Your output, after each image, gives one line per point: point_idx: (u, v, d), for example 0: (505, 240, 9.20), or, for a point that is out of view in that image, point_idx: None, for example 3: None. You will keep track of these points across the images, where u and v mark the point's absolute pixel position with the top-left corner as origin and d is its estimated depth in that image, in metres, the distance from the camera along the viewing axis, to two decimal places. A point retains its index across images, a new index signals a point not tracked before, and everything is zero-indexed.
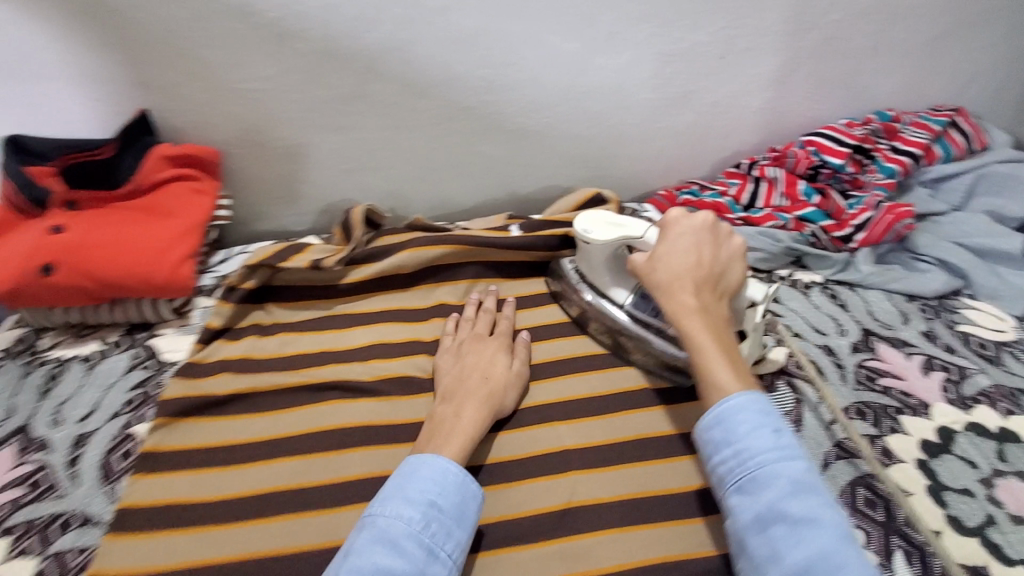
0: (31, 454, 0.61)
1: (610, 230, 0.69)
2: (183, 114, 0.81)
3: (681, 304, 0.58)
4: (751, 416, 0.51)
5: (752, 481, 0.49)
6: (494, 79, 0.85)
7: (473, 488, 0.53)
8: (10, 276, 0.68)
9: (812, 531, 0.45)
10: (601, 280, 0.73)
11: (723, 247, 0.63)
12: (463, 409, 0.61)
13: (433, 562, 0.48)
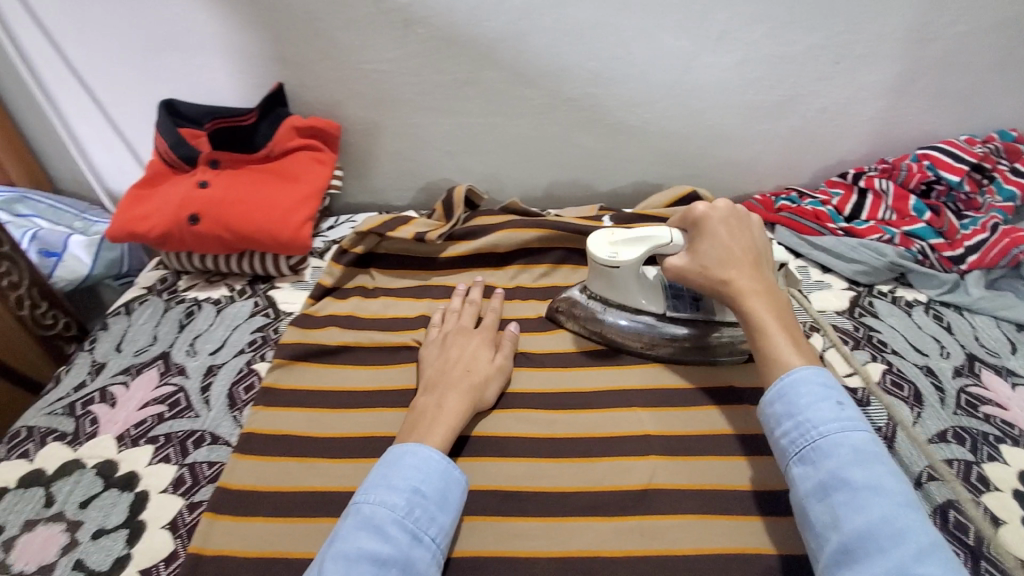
0: (171, 377, 0.69)
1: (634, 245, 0.66)
2: (312, 89, 0.88)
3: (739, 292, 0.58)
4: (814, 388, 0.50)
5: (813, 451, 0.48)
6: (601, 72, 0.87)
7: (455, 473, 0.53)
8: (165, 223, 0.78)
9: (875, 498, 0.44)
10: (626, 300, 0.70)
11: (755, 231, 0.63)
12: (446, 399, 0.60)
13: (419, 547, 0.48)
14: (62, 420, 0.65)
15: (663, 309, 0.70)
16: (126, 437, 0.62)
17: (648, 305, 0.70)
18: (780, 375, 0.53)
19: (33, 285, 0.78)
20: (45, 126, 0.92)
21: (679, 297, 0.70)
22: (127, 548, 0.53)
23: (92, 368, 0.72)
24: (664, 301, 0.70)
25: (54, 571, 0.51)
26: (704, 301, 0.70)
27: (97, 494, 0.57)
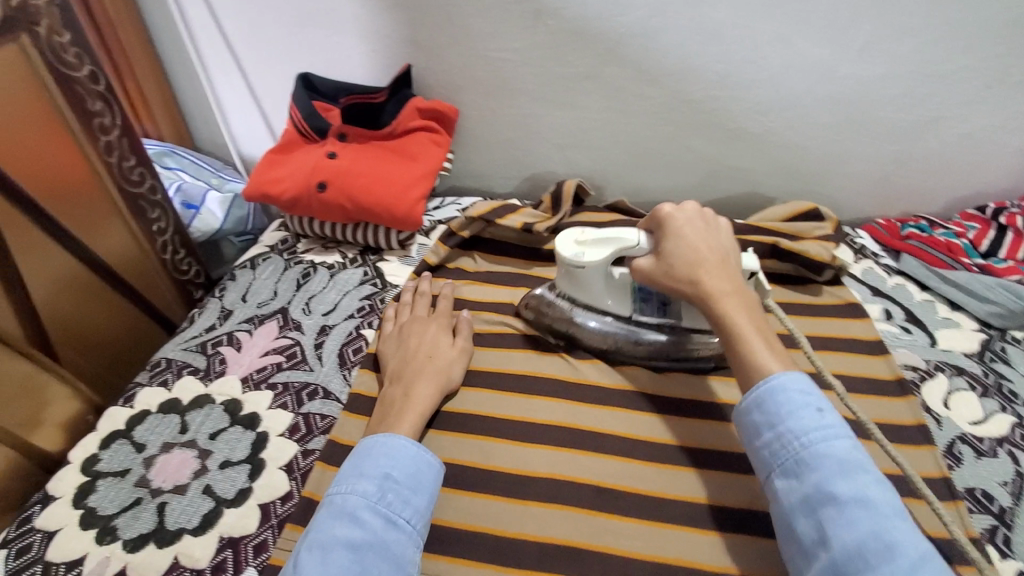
0: (288, 331, 0.74)
1: (601, 247, 0.63)
2: (437, 72, 0.91)
3: (712, 298, 0.55)
4: (793, 396, 0.48)
5: (797, 462, 0.45)
6: (728, 74, 0.84)
7: (428, 459, 0.54)
8: (295, 189, 0.83)
9: (863, 511, 0.41)
10: (594, 301, 0.68)
11: (724, 232, 0.60)
12: (414, 388, 0.61)
13: (396, 531, 0.49)
14: (194, 356, 0.70)
15: (631, 313, 0.67)
16: (249, 380, 0.67)
17: (616, 309, 0.67)
18: (760, 382, 0.50)
19: (176, 233, 0.85)
20: (195, 91, 1.01)
21: (646, 301, 0.66)
22: (249, 481, 0.57)
23: (221, 313, 0.78)
24: (631, 306, 0.67)
25: (187, 492, 0.56)
26: (672, 306, 0.65)
27: (225, 429, 0.62)
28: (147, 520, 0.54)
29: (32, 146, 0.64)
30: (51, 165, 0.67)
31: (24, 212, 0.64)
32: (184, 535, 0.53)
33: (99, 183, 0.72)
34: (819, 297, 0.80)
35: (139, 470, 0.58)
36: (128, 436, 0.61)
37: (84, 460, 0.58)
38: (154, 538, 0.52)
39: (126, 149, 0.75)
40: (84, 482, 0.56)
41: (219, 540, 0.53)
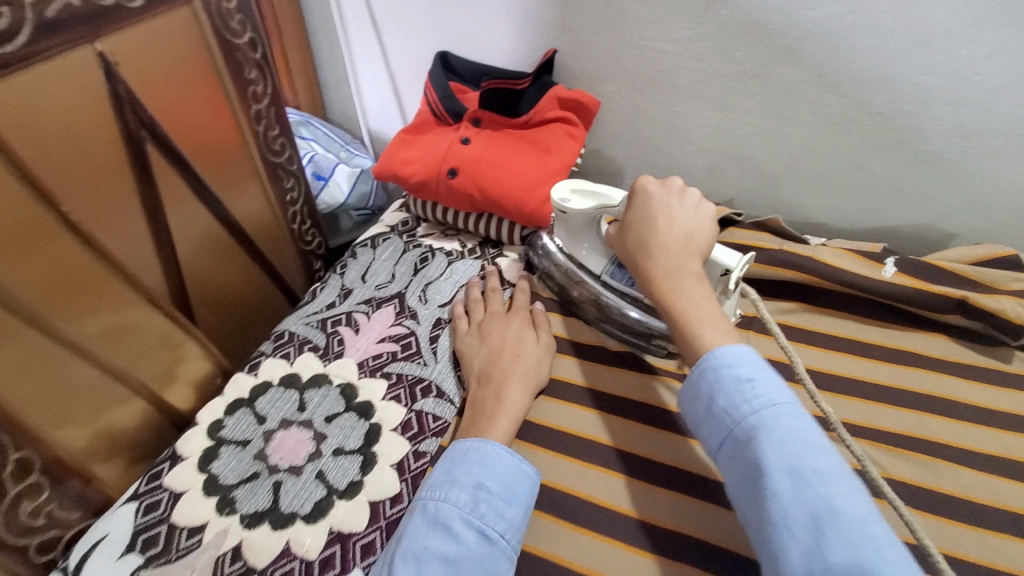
0: (404, 318, 0.72)
1: (587, 199, 0.66)
2: (583, 61, 0.84)
3: (652, 274, 0.53)
4: (728, 372, 0.46)
5: (732, 438, 0.45)
6: (929, 89, 0.70)
7: (522, 468, 0.51)
8: (425, 172, 0.81)
9: (790, 483, 0.40)
10: (575, 249, 0.71)
11: (700, 214, 0.55)
12: (505, 391, 0.59)
13: (488, 545, 0.46)
14: (314, 333, 0.70)
15: (602, 274, 0.69)
16: (365, 365, 0.66)
17: (591, 263, 0.70)
18: (696, 363, 0.49)
19: (304, 204, 0.86)
20: (335, 62, 1.02)
21: (621, 267, 0.67)
22: (361, 474, 0.56)
23: (340, 290, 0.77)
24: (604, 265, 0.68)
25: (301, 475, 0.55)
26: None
27: (340, 414, 0.61)
28: (263, 497, 0.53)
29: (193, 106, 0.64)
30: (208, 129, 0.67)
31: (177, 169, 0.63)
32: (297, 520, 0.52)
33: (245, 149, 0.73)
34: (1011, 365, 0.65)
35: (259, 443, 0.58)
36: (250, 405, 0.61)
37: (210, 424, 0.59)
38: (269, 518, 0.52)
39: (273, 119, 0.76)
40: (209, 446, 0.57)
41: (328, 534, 0.52)
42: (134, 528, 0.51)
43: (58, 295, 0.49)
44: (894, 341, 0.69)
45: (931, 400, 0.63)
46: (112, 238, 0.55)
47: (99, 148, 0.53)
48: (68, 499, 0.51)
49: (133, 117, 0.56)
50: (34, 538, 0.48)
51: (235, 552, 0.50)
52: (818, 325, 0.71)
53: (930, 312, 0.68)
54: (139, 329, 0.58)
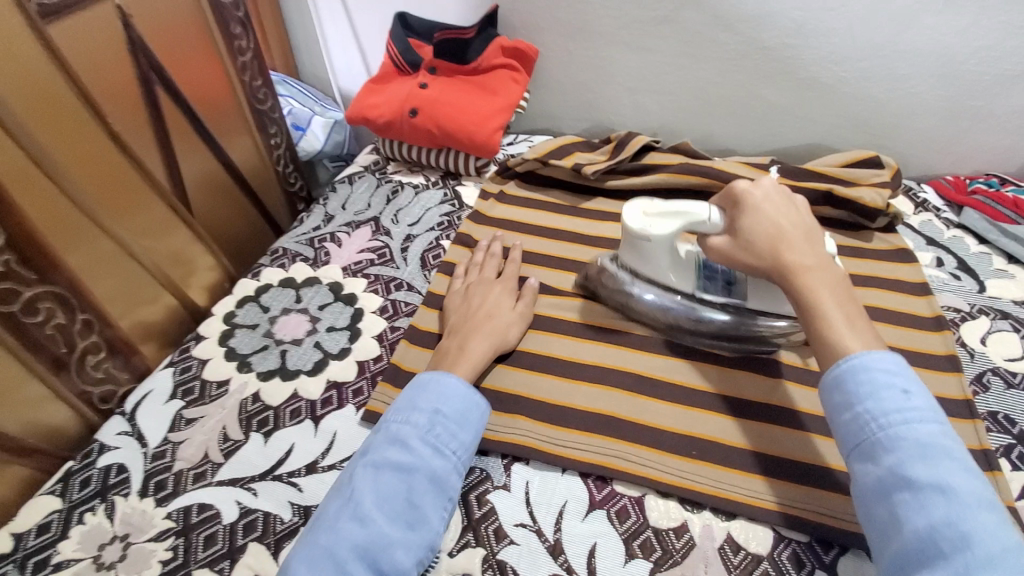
0: (380, 235, 0.86)
1: (670, 220, 0.61)
2: (522, 16, 0.98)
3: (797, 273, 0.53)
4: (879, 376, 0.47)
5: (877, 442, 0.45)
6: (804, 22, 0.86)
7: (476, 399, 0.57)
8: (391, 113, 0.94)
9: (942, 499, 0.40)
10: (655, 274, 0.66)
11: (802, 209, 0.58)
12: (470, 341, 0.62)
13: (443, 459, 0.52)
14: (305, 248, 0.84)
15: (694, 292, 0.65)
16: (348, 269, 0.80)
17: (677, 285, 0.65)
18: (840, 360, 0.49)
19: (286, 149, 0.99)
20: (306, 28, 1.13)
21: (711, 279, 0.65)
22: (350, 343, 0.70)
23: (324, 217, 0.90)
24: (695, 282, 0.65)
25: (302, 344, 0.70)
26: (739, 285, 0.64)
27: (330, 303, 0.75)
28: (273, 359, 0.68)
29: (192, 57, 0.77)
30: (205, 79, 0.80)
31: (183, 112, 0.76)
32: (301, 374, 0.66)
33: (236, 98, 0.86)
34: (870, 243, 0.82)
35: (265, 325, 0.72)
36: (256, 300, 0.75)
37: (225, 314, 0.73)
38: (280, 374, 0.66)
39: (256, 71, 0.88)
40: (226, 328, 0.71)
41: (327, 382, 0.66)
42: (174, 384, 0.65)
43: (105, 198, 0.62)
44: None
45: None
46: (145, 154, 0.69)
47: (122, 85, 0.65)
48: (120, 361, 0.64)
49: (145, 61, 0.68)
50: (98, 387, 0.62)
51: (255, 395, 0.64)
52: None
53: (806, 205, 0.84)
54: (167, 234, 0.72)
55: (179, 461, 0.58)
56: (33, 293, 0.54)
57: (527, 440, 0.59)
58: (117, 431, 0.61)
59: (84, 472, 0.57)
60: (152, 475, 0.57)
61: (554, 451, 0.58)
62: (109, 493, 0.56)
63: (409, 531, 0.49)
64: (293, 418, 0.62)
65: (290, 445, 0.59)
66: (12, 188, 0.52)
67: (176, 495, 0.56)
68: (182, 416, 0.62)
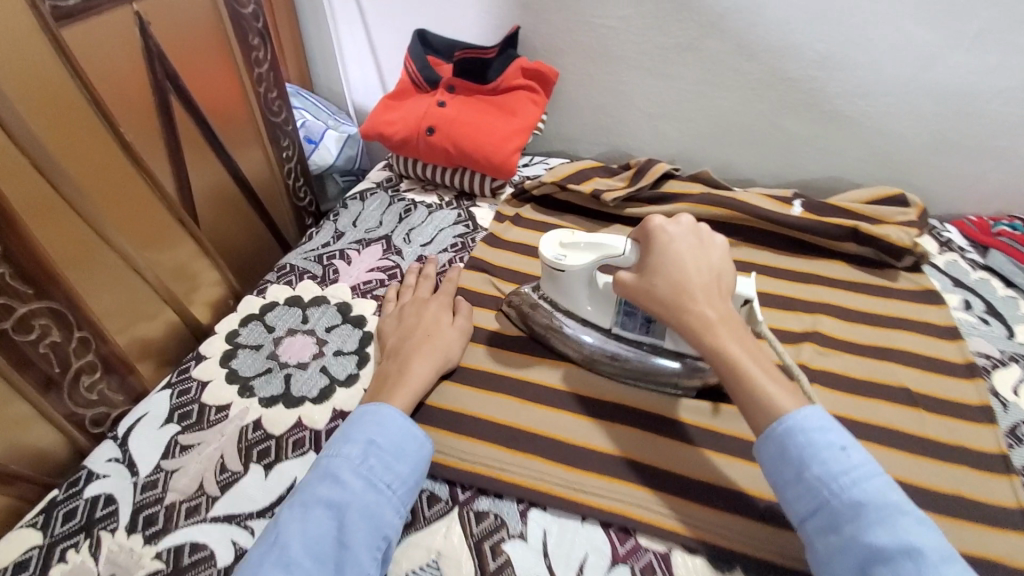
0: (390, 254, 0.84)
1: (586, 252, 0.61)
2: (543, 37, 0.97)
3: (702, 324, 0.51)
4: (814, 435, 0.46)
5: (834, 512, 0.43)
6: (830, 55, 0.85)
7: (414, 432, 0.54)
8: (407, 131, 0.92)
9: (913, 566, 0.39)
10: (573, 304, 0.65)
11: (717, 249, 0.56)
12: (410, 364, 0.61)
13: (376, 493, 0.49)
14: (313, 265, 0.81)
15: (612, 326, 0.64)
16: (357, 289, 0.77)
17: (597, 318, 0.64)
18: (774, 422, 0.47)
19: (297, 163, 0.97)
20: (321, 39, 1.11)
21: (629, 316, 0.63)
22: (357, 369, 0.66)
23: (334, 233, 0.88)
24: (613, 318, 0.64)
25: (308, 368, 0.66)
26: (657, 324, 0.61)
27: (338, 325, 0.72)
28: (277, 384, 0.64)
29: (208, 67, 0.75)
30: (220, 91, 0.77)
31: (196, 123, 0.73)
32: (306, 401, 0.63)
33: (250, 109, 0.84)
34: (896, 282, 0.80)
35: (269, 346, 0.69)
36: (261, 319, 0.72)
37: (227, 333, 0.70)
38: (283, 400, 0.63)
39: (272, 82, 0.87)
40: (228, 348, 0.68)
41: (333, 411, 0.62)
42: (170, 407, 0.61)
43: (112, 209, 0.60)
44: (803, 266, 0.82)
45: (831, 308, 0.76)
46: (155, 164, 0.67)
47: (135, 94, 0.63)
48: (115, 382, 0.61)
49: (160, 69, 0.66)
50: (91, 410, 0.59)
51: (256, 423, 0.60)
52: (741, 256, 0.83)
53: (831, 241, 0.82)
54: (172, 249, 0.69)
55: (172, 493, 0.54)
56: (27, 310, 0.51)
57: (544, 484, 0.56)
58: (107, 457, 0.57)
59: (68, 503, 0.53)
60: (142, 508, 0.53)
61: (572, 496, 0.55)
62: (94, 529, 0.51)
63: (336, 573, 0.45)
64: (296, 449, 0.58)
65: (292, 479, 0.56)
66: (27, 217, 0.51)
67: (167, 532, 0.52)
68: (177, 443, 0.58)
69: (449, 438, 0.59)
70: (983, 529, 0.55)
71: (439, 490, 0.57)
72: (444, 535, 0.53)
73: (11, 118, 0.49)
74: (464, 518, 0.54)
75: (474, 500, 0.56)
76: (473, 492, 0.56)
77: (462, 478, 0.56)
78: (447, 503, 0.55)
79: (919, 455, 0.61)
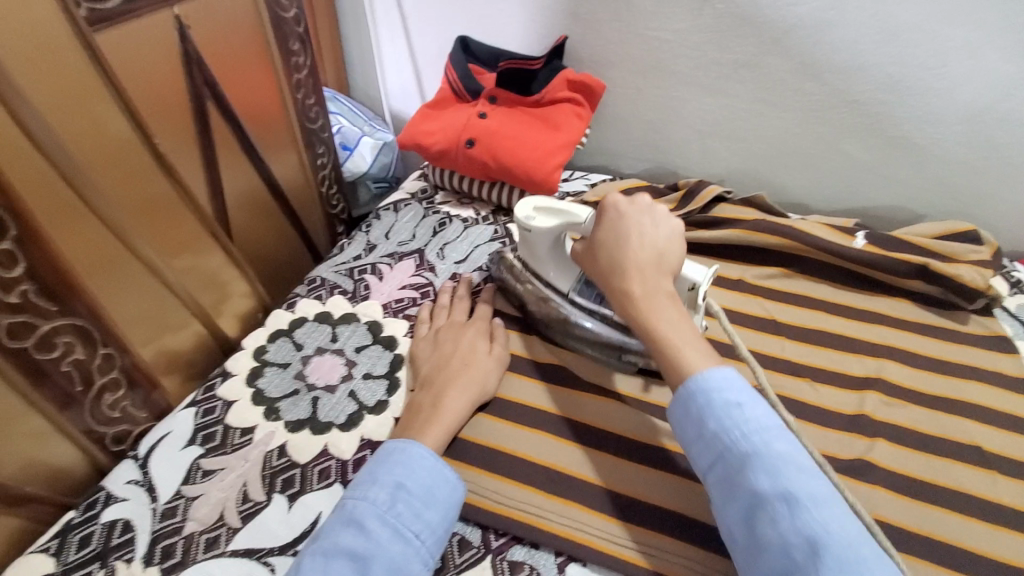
0: (424, 270, 0.80)
1: (552, 217, 0.64)
2: (590, 49, 0.93)
3: (626, 298, 0.51)
4: (716, 394, 0.47)
5: (724, 463, 0.45)
6: (902, 78, 0.79)
7: (444, 473, 0.51)
8: (446, 143, 0.89)
9: (786, 508, 0.41)
10: (537, 265, 0.68)
11: (669, 229, 0.54)
12: (445, 397, 0.58)
13: (403, 544, 0.46)
14: (343, 279, 0.78)
15: (569, 292, 0.66)
16: (389, 307, 0.74)
17: (557, 281, 0.67)
18: (683, 385, 0.48)
19: (332, 170, 0.95)
20: (361, 43, 1.09)
21: (589, 285, 0.66)
22: (387, 394, 0.63)
23: (366, 245, 0.85)
24: (571, 284, 0.66)
25: (336, 392, 0.63)
26: None
27: (368, 345, 0.69)
28: (304, 407, 0.61)
29: (247, 72, 0.73)
30: (258, 97, 0.75)
31: (231, 130, 0.71)
32: (333, 428, 0.60)
33: (287, 116, 0.81)
34: (966, 326, 0.74)
35: (297, 365, 0.66)
36: (289, 335, 0.69)
37: (255, 348, 0.67)
38: (309, 425, 0.60)
39: (310, 88, 0.84)
40: (255, 366, 0.65)
41: (361, 440, 0.59)
42: (193, 428, 0.59)
43: (142, 220, 0.58)
44: (864, 304, 0.76)
45: (895, 351, 0.70)
46: (189, 173, 0.64)
47: (172, 100, 0.61)
48: (139, 398, 0.59)
49: (199, 75, 0.64)
50: (113, 427, 0.56)
51: (281, 449, 0.58)
52: (796, 289, 0.78)
53: (897, 278, 0.76)
54: (202, 259, 0.67)
55: (191, 522, 0.51)
56: (51, 327, 0.48)
57: (584, 536, 0.51)
58: (126, 479, 0.54)
59: (83, 528, 0.51)
60: (160, 538, 0.50)
61: (616, 553, 0.50)
62: (109, 559, 0.49)
63: None
64: (321, 480, 0.55)
65: (316, 515, 0.53)
66: (47, 224, 0.48)
67: (184, 566, 0.49)
68: (199, 467, 0.55)
69: (483, 477, 0.55)
70: None
71: (471, 534, 0.53)
72: None
73: (43, 129, 0.47)
74: (497, 568, 0.50)
75: (508, 548, 0.52)
76: (507, 539, 0.52)
77: (496, 523, 0.52)
78: (479, 549, 0.51)
79: (996, 525, 0.55)
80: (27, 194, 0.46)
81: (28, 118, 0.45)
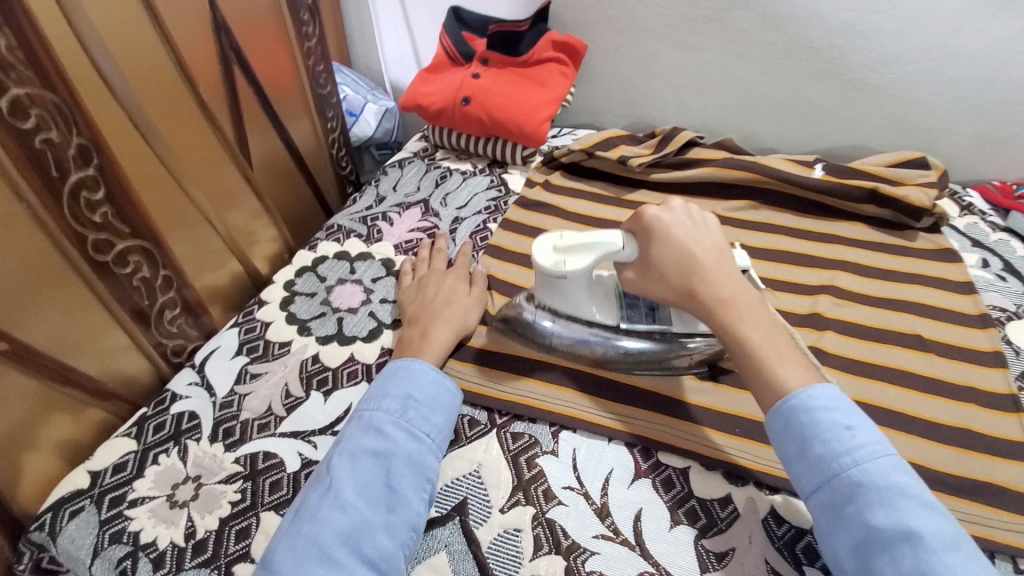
0: (429, 216, 0.90)
1: (583, 254, 0.57)
2: (573, 12, 1.01)
3: (720, 307, 0.51)
4: (820, 415, 0.46)
5: (833, 487, 0.44)
6: (854, 23, 0.87)
7: (445, 384, 0.59)
8: (443, 102, 0.97)
9: (910, 548, 0.40)
10: (575, 309, 0.62)
11: (711, 228, 0.54)
12: (431, 330, 0.64)
13: (417, 443, 0.53)
14: (358, 225, 0.87)
15: (620, 322, 0.61)
16: (400, 247, 0.83)
17: (602, 319, 0.62)
18: (780, 399, 0.48)
19: (340, 134, 1.04)
20: (360, 19, 1.17)
21: (634, 307, 0.62)
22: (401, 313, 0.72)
23: (376, 197, 0.94)
24: (618, 313, 0.61)
25: (357, 313, 0.73)
26: (661, 310, 0.61)
27: (383, 276, 0.78)
28: (330, 325, 0.71)
29: (268, 42, 0.82)
30: (277, 64, 0.85)
31: (256, 96, 0.80)
32: (358, 340, 0.69)
33: (301, 84, 0.91)
34: (914, 242, 0.82)
35: (322, 294, 0.75)
36: (313, 270, 0.79)
37: (284, 282, 0.77)
38: (337, 339, 0.69)
39: (318, 56, 0.95)
40: (285, 295, 0.75)
41: (382, 348, 0.68)
42: (239, 343, 0.69)
43: (193, 169, 0.67)
44: (823, 227, 0.85)
45: (849, 265, 0.79)
46: (228, 130, 0.74)
47: (208, 65, 0.70)
48: (192, 319, 0.69)
49: (226, 41, 0.73)
50: (171, 341, 0.67)
51: (315, 356, 0.67)
52: (762, 219, 0.87)
53: (850, 202, 0.85)
54: (238, 206, 0.76)
55: (245, 411, 0.62)
56: (124, 246, 0.59)
57: (573, 411, 0.61)
58: (187, 382, 0.65)
59: (157, 418, 0.61)
60: (222, 423, 0.61)
61: (600, 421, 0.60)
62: (181, 438, 0.59)
63: (389, 512, 0.49)
64: (351, 379, 0.65)
65: (348, 404, 0.62)
66: (124, 162, 0.58)
67: (243, 442, 0.59)
68: (247, 371, 0.65)
69: (487, 373, 0.65)
70: (988, 459, 0.59)
71: (478, 415, 0.62)
72: (484, 451, 0.59)
73: (118, 79, 0.56)
74: (502, 438, 0.60)
75: (510, 423, 0.61)
76: (510, 417, 0.62)
77: (500, 405, 0.62)
78: (486, 425, 0.61)
79: (929, 393, 0.64)
80: (113, 143, 0.57)
81: (108, 72, 0.55)
